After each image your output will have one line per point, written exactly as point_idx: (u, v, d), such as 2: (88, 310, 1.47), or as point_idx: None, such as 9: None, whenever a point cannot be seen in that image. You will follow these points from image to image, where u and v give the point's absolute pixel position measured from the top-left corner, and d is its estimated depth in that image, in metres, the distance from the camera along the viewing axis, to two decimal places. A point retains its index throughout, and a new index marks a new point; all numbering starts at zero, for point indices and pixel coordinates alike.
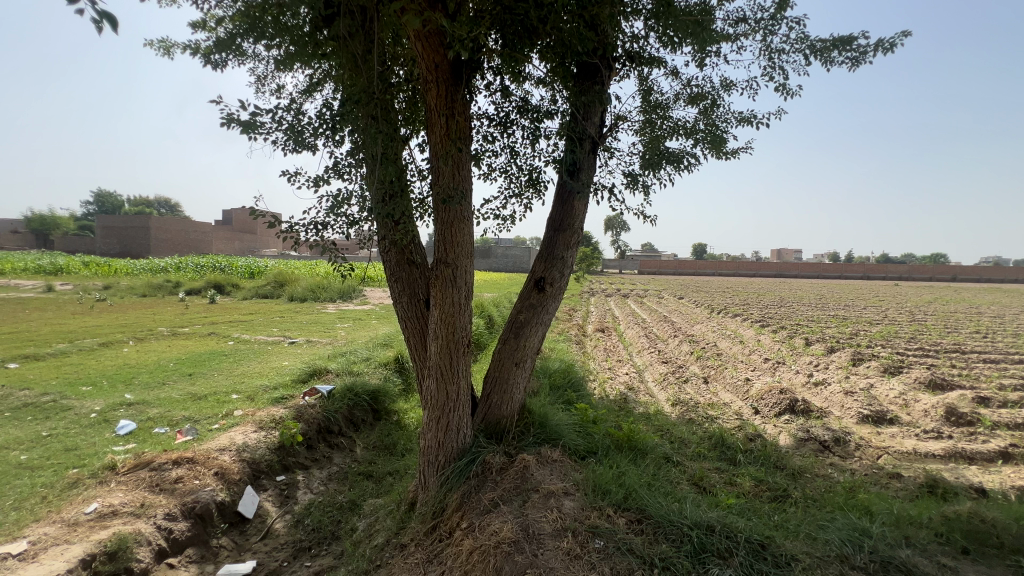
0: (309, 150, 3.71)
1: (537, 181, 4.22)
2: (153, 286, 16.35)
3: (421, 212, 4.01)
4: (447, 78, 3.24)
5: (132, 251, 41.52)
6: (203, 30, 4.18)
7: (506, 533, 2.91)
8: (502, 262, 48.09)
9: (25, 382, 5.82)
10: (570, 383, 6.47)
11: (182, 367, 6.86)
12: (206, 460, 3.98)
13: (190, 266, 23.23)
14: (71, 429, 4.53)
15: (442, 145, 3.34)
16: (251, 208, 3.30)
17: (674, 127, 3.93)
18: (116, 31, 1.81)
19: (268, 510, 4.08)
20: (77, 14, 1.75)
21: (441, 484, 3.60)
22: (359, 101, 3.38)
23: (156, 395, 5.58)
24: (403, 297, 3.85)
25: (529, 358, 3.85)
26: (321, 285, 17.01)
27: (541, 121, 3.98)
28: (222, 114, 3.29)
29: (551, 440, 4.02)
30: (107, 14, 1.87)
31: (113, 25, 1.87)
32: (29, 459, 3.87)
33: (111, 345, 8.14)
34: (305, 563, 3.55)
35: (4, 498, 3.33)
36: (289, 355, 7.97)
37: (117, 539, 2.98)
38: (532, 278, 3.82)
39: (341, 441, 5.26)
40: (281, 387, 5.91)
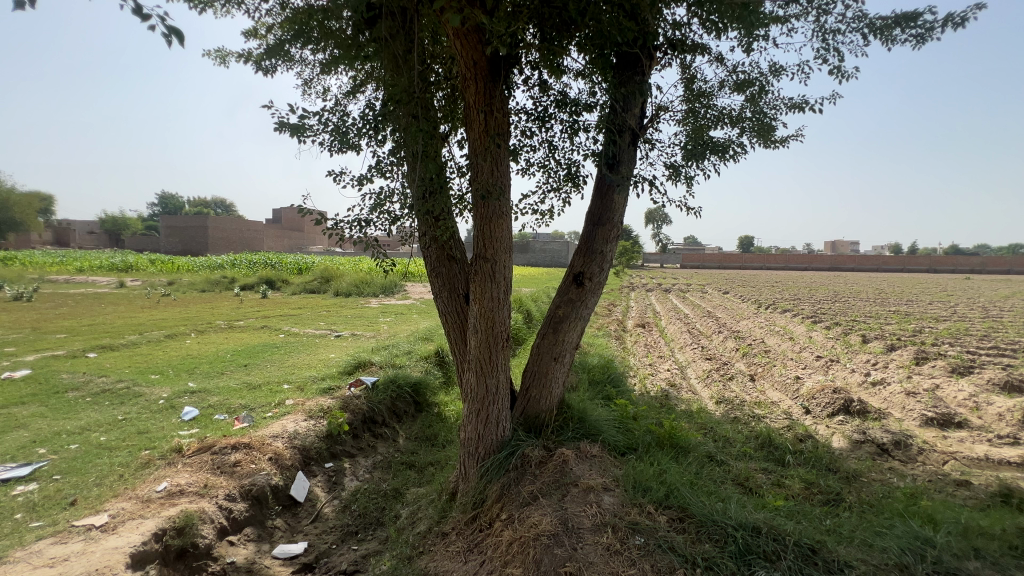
0: (354, 150, 3.84)
1: (576, 175, 4.19)
2: (212, 281, 17.42)
3: (460, 208, 4.06)
4: (486, 75, 3.27)
5: (193, 249, 44.33)
6: (255, 38, 4.42)
7: (545, 526, 2.94)
8: (540, 257, 47.91)
9: (103, 370, 6.37)
10: (610, 378, 6.40)
11: (238, 358, 7.29)
12: (261, 445, 4.22)
13: (245, 263, 24.56)
14: (142, 413, 4.91)
15: (480, 141, 3.37)
16: (300, 207, 3.47)
17: (720, 115, 3.78)
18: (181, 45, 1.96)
19: (318, 495, 4.29)
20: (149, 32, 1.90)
21: (481, 476, 3.65)
22: (401, 101, 3.47)
23: (216, 383, 5.96)
24: (443, 292, 3.93)
25: (568, 353, 3.85)
26: (365, 281, 17.62)
27: (580, 113, 3.94)
28: (274, 119, 3.48)
29: (590, 435, 4.00)
30: (175, 31, 2.02)
31: (180, 40, 2.01)
32: (107, 441, 4.24)
33: (176, 337, 8.76)
34: (352, 547, 3.71)
35: (88, 475, 3.67)
36: (336, 348, 8.30)
37: (184, 516, 3.22)
38: (570, 273, 3.80)
39: (385, 431, 5.45)
40: (328, 378, 6.17)
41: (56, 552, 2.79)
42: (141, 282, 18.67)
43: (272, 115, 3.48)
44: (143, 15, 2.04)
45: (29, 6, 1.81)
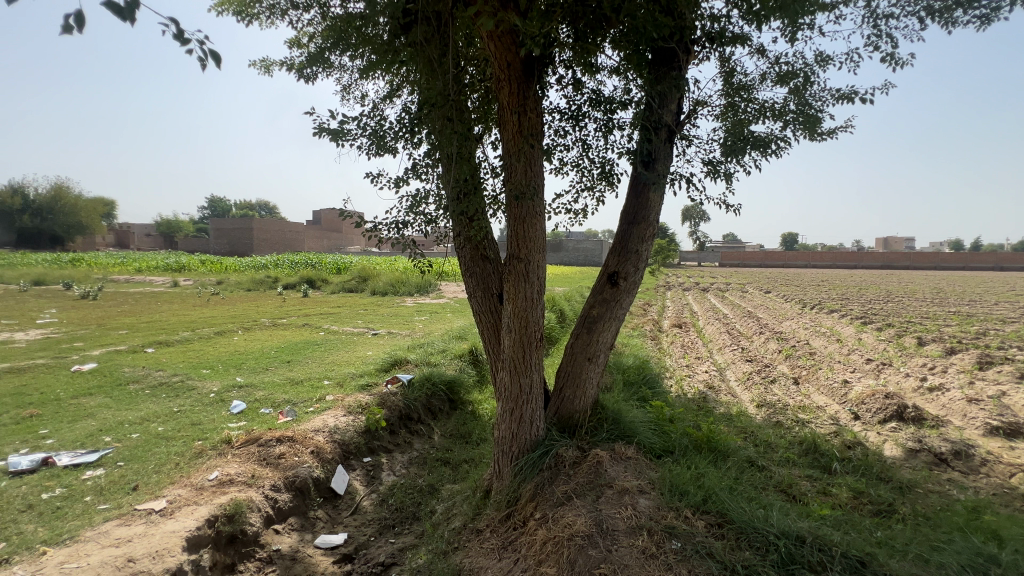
0: (390, 153, 3.95)
1: (610, 173, 4.15)
2: (257, 281, 18.23)
3: (494, 209, 4.10)
4: (519, 76, 3.29)
5: (240, 250, 46.48)
6: (297, 47, 4.61)
7: (579, 527, 2.93)
8: (574, 255, 47.49)
9: (161, 364, 6.79)
10: (645, 379, 6.30)
11: (282, 354, 7.61)
12: (304, 439, 4.39)
13: (288, 263, 25.55)
14: (195, 406, 5.20)
15: (514, 142, 3.39)
16: (340, 210, 3.60)
17: (761, 108, 3.65)
18: (220, 66, 2.16)
19: (357, 488, 4.43)
20: (192, 56, 2.11)
21: (515, 475, 3.67)
22: (436, 104, 3.54)
23: (262, 378, 6.26)
24: (478, 291, 3.97)
25: (602, 353, 3.82)
26: (401, 280, 18.01)
27: (614, 111, 3.90)
28: (315, 124, 3.64)
29: (625, 437, 3.95)
30: (213, 54, 2.23)
31: (218, 64, 2.23)
32: (164, 431, 4.52)
33: (225, 334, 9.22)
34: (389, 539, 3.82)
35: (148, 462, 3.92)
36: (373, 345, 8.53)
37: (234, 504, 3.39)
38: (605, 273, 3.77)
39: (421, 427, 5.57)
40: (366, 375, 6.36)
41: (121, 533, 3.00)
42: (192, 281, 19.74)
43: (313, 121, 3.65)
44: (183, 40, 2.19)
45: (77, 30, 1.85)
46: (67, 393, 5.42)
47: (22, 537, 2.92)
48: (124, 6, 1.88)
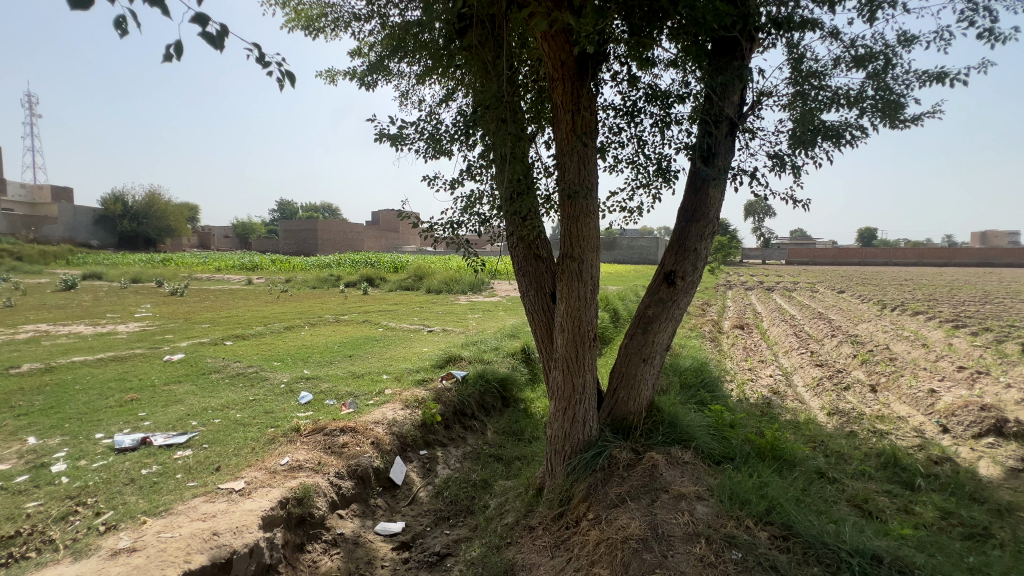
0: (446, 155, 4.06)
1: (667, 169, 4.03)
2: (321, 279, 19.32)
3: (547, 208, 4.10)
4: (573, 74, 3.28)
5: (306, 250, 49.36)
6: (359, 57, 4.85)
7: (634, 530, 2.90)
8: (628, 253, 46.34)
9: (238, 356, 7.39)
10: (704, 382, 6.08)
11: (344, 349, 8.04)
12: (365, 430, 4.62)
13: (349, 262, 26.85)
14: (268, 395, 5.62)
15: (568, 141, 3.39)
16: (399, 211, 3.76)
17: (834, 96, 3.40)
18: (295, 85, 2.38)
19: (414, 479, 4.61)
20: (272, 78, 2.32)
21: (568, 474, 3.67)
22: (490, 106, 3.60)
23: (326, 371, 6.65)
24: (531, 291, 4.00)
25: (658, 354, 3.73)
26: (455, 279, 18.42)
27: (671, 106, 3.79)
28: (376, 131, 3.84)
29: (682, 441, 3.83)
30: (288, 74, 2.44)
31: (293, 82, 2.45)
32: (242, 417, 4.92)
33: (293, 329, 9.85)
34: (444, 531, 3.97)
35: (228, 445, 4.28)
36: (429, 342, 8.80)
37: (303, 488, 3.64)
38: (661, 271, 3.68)
39: (474, 423, 5.69)
40: (422, 370, 6.58)
41: (207, 508, 3.30)
42: (264, 279, 21.22)
43: (375, 127, 3.85)
44: (264, 63, 2.40)
45: (177, 58, 2.07)
46: (161, 380, 6.03)
47: (126, 506, 3.29)
48: (217, 35, 2.07)
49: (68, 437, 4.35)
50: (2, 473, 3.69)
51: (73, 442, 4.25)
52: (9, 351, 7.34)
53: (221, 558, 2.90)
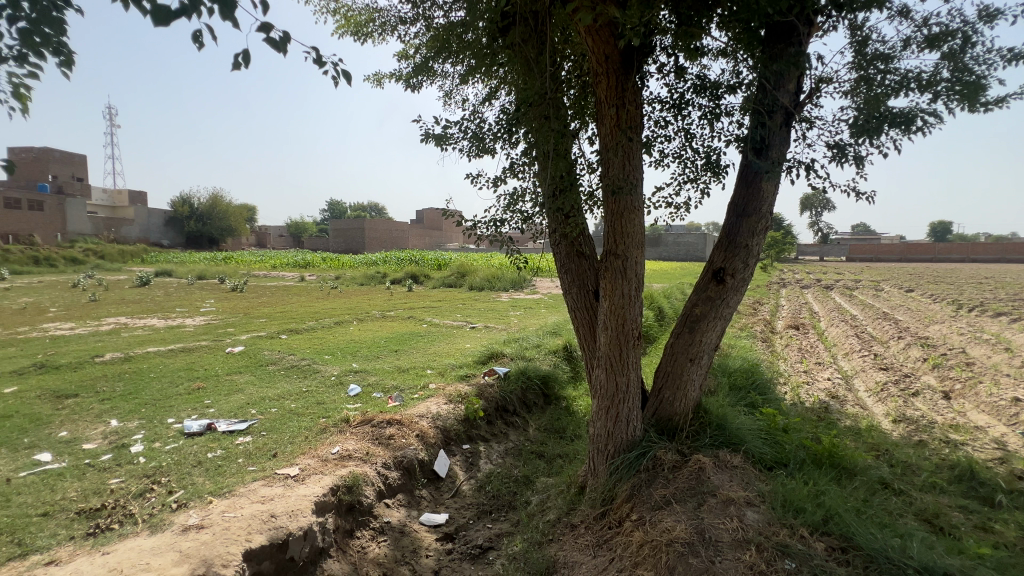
0: (489, 154, 4.09)
1: (716, 163, 3.89)
2: (369, 276, 20.00)
3: (590, 205, 4.06)
4: (618, 68, 3.23)
5: (355, 248, 51.19)
6: (405, 60, 4.97)
7: (679, 533, 2.84)
8: (674, 250, 44.98)
9: (292, 349, 7.78)
10: (755, 384, 5.84)
11: (390, 344, 8.30)
12: (410, 423, 4.75)
13: (395, 259, 27.61)
14: (320, 387, 5.90)
15: (612, 136, 3.34)
16: (444, 209, 3.83)
17: (903, 80, 3.16)
18: (352, 83, 2.48)
19: (457, 473, 4.70)
20: (332, 78, 2.43)
21: (610, 474, 3.63)
22: (533, 103, 3.59)
23: (373, 365, 6.89)
24: (573, 288, 3.97)
25: (706, 354, 3.61)
26: (497, 276, 18.55)
27: (721, 97, 3.65)
28: (422, 132, 3.93)
29: (731, 444, 3.70)
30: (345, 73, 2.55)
31: (349, 81, 2.55)
32: (296, 407, 5.18)
33: (343, 324, 10.26)
34: (487, 524, 4.07)
35: (284, 433, 4.52)
36: (471, 338, 8.93)
37: (352, 477, 3.79)
38: (709, 269, 3.56)
39: (516, 420, 5.74)
40: (465, 366, 6.70)
41: (265, 492, 3.50)
42: (316, 277, 22.19)
43: (420, 128, 3.94)
44: (321, 64, 2.51)
45: (245, 67, 2.20)
46: (223, 371, 6.46)
47: (195, 486, 3.55)
48: (280, 40, 2.18)
49: (145, 421, 4.74)
50: (90, 452, 4.07)
51: (149, 425, 4.63)
52: (95, 341, 8.08)
53: (279, 539, 3.08)
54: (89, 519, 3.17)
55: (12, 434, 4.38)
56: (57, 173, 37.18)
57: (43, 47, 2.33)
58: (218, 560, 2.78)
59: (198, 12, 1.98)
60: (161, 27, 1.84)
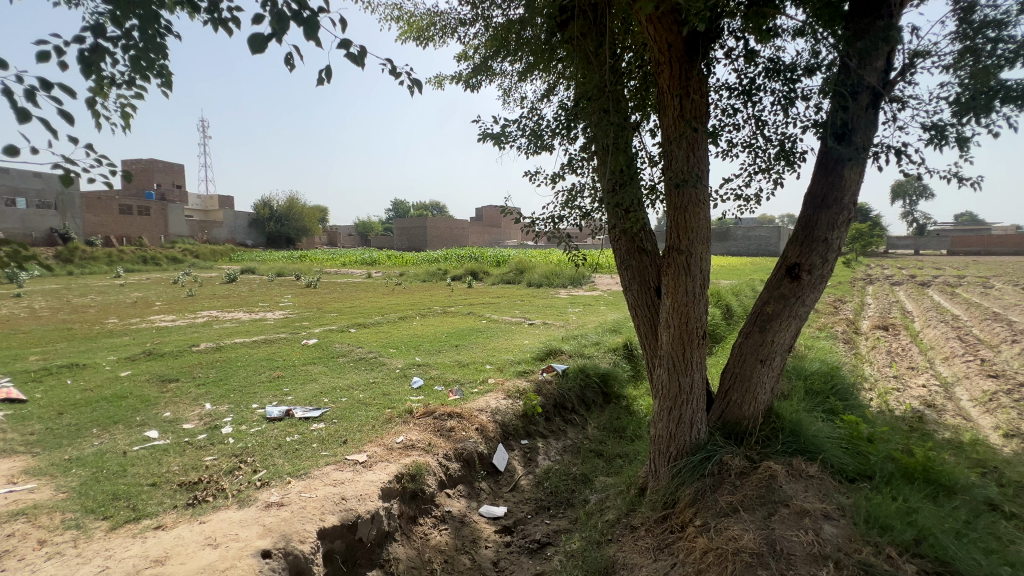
0: (547, 150, 4.08)
1: (791, 151, 3.63)
2: (431, 272, 20.65)
3: (652, 199, 3.94)
4: (681, 56, 3.10)
5: (417, 246, 53.00)
6: (465, 60, 5.07)
7: (747, 542, 2.71)
8: (743, 244, 42.50)
9: (361, 342, 8.23)
10: (835, 389, 5.40)
11: (451, 339, 8.54)
12: (470, 416, 4.86)
13: (456, 257, 28.28)
14: (386, 378, 6.20)
15: (675, 127, 3.21)
16: (502, 207, 3.88)
17: (1020, 48, 2.78)
18: (423, 90, 2.55)
19: (516, 467, 4.76)
20: (405, 88, 2.53)
21: (672, 477, 3.52)
22: (592, 97, 3.54)
23: (435, 359, 7.13)
24: (634, 285, 3.88)
25: (778, 356, 3.40)
26: (555, 272, 18.49)
27: (797, 80, 3.39)
28: (481, 131, 4.00)
29: (807, 452, 3.46)
30: (416, 81, 2.63)
31: (420, 88, 2.62)
32: (364, 397, 5.48)
33: (406, 319, 10.69)
34: (545, 520, 4.11)
35: (353, 421, 4.80)
36: (530, 335, 8.98)
37: (415, 466, 3.94)
38: (783, 264, 3.34)
39: (575, 417, 5.70)
40: (523, 361, 6.75)
41: (337, 475, 3.74)
42: (382, 273, 23.24)
43: (479, 128, 4.01)
44: (395, 74, 2.61)
45: (327, 82, 2.35)
46: (300, 362, 6.96)
47: (276, 467, 3.86)
48: (358, 55, 2.29)
49: (233, 405, 5.22)
50: (188, 431, 4.55)
51: (237, 409, 5.09)
52: (192, 331, 9.00)
53: (349, 520, 3.28)
54: (188, 490, 3.55)
55: (127, 412, 4.98)
56: (161, 182, 41.57)
57: (149, 70, 2.61)
58: (296, 536, 3.01)
59: (286, 34, 2.13)
60: (258, 53, 2.01)
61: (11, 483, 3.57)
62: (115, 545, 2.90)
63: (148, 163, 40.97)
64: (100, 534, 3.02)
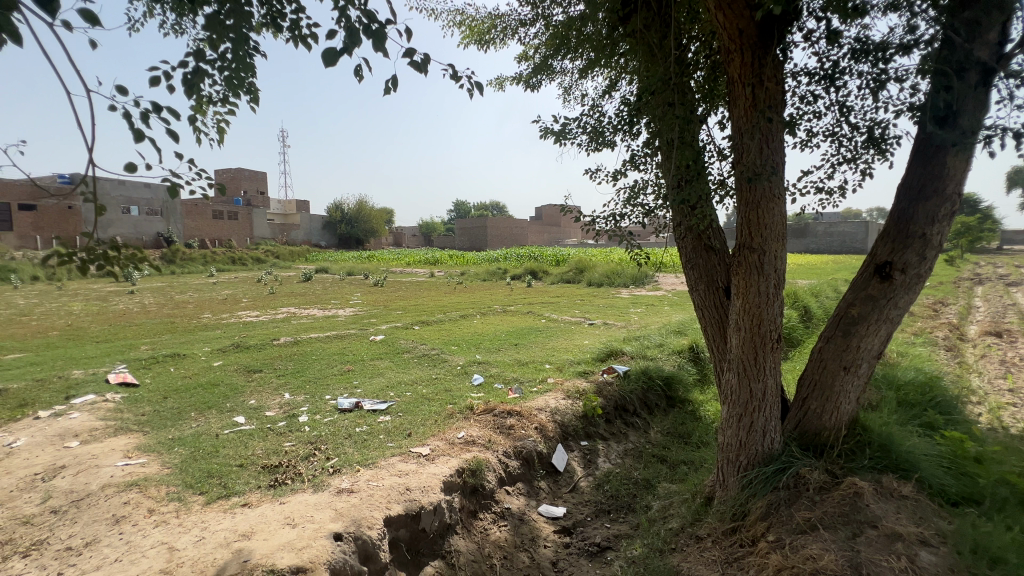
0: (608, 147, 4.01)
1: (882, 137, 3.30)
2: (491, 272, 20.95)
3: (721, 194, 3.74)
4: (754, 43, 2.92)
5: (478, 246, 53.98)
6: (525, 61, 5.09)
7: (827, 563, 2.51)
8: (823, 241, 39.31)
9: (424, 339, 8.52)
10: (935, 401, 4.85)
11: (511, 338, 8.62)
12: (529, 415, 4.87)
13: (515, 256, 28.50)
14: (448, 375, 6.38)
15: (747, 118, 3.03)
16: (562, 205, 3.86)
17: None
18: (482, 93, 2.60)
19: (575, 469, 4.72)
20: (465, 92, 2.59)
21: (742, 487, 3.33)
22: (655, 91, 3.42)
23: (495, 357, 7.24)
24: (700, 284, 3.71)
25: (864, 363, 3.11)
26: (617, 271, 18.10)
27: (889, 59, 3.08)
28: (541, 129, 4.00)
29: (900, 471, 3.14)
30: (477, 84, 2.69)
31: (480, 91, 2.68)
32: (427, 393, 5.66)
33: (467, 317, 10.93)
34: (605, 524, 4.04)
35: (417, 415, 4.98)
36: (589, 335, 8.87)
37: (476, 462, 4.02)
38: (872, 263, 3.06)
39: (637, 421, 5.54)
40: (583, 362, 6.67)
41: (402, 467, 3.90)
42: (443, 273, 23.91)
43: (540, 126, 4.01)
44: (457, 79, 2.68)
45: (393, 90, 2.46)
46: (368, 357, 7.33)
47: (346, 456, 4.09)
48: (422, 62, 2.37)
49: (309, 396, 5.60)
50: (270, 418, 4.93)
51: (312, 400, 5.45)
52: (273, 326, 9.76)
53: (413, 511, 3.41)
54: (270, 472, 3.85)
55: (220, 399, 5.50)
56: (248, 189, 45.45)
57: (240, 89, 2.89)
58: (365, 522, 3.17)
59: (357, 48, 2.25)
60: (331, 67, 2.14)
61: (127, 457, 4.06)
62: (209, 518, 3.21)
63: (236, 172, 44.80)
64: (197, 507, 3.35)
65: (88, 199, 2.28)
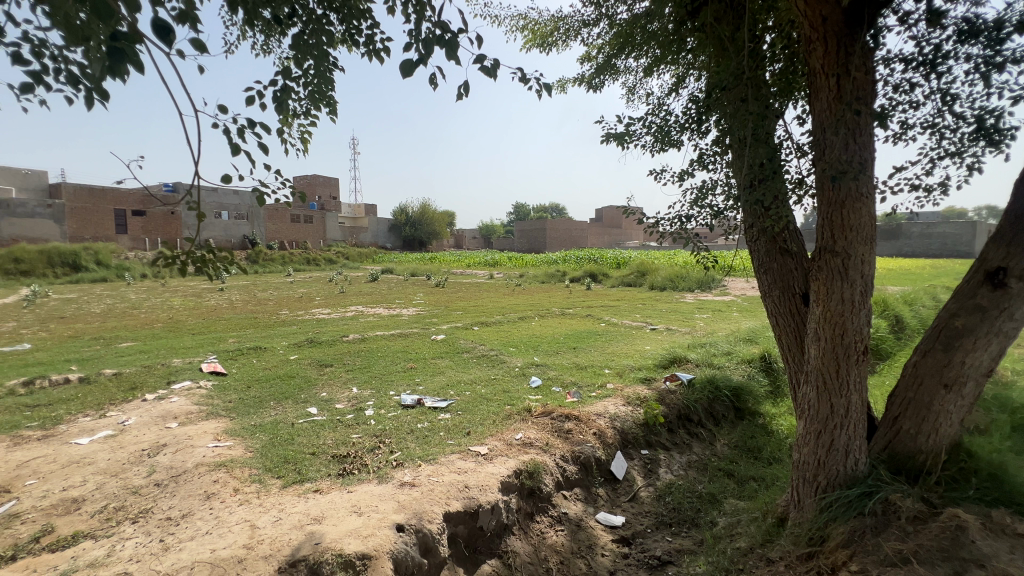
0: (674, 147, 3.87)
1: (994, 127, 2.93)
2: (550, 274, 20.91)
3: (799, 194, 3.49)
4: (840, 30, 2.70)
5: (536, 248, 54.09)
6: (589, 61, 5.03)
7: None
8: (918, 243, 35.52)
9: (483, 340, 8.67)
10: None
11: (569, 341, 8.55)
12: (588, 420, 4.80)
13: (575, 258, 28.26)
14: (505, 376, 6.44)
15: (830, 112, 2.81)
16: (624, 208, 3.77)
17: None
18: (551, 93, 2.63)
19: (635, 477, 4.58)
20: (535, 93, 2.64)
21: (821, 510, 3.07)
22: (726, 87, 3.26)
23: (553, 360, 7.21)
24: (775, 290, 3.49)
25: (971, 381, 2.77)
26: (681, 275, 17.43)
27: (1004, 39, 2.74)
28: (603, 132, 3.93)
29: (1014, 506, 2.76)
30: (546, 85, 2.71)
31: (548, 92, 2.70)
32: (486, 393, 5.74)
33: (526, 319, 10.97)
34: (666, 537, 3.90)
35: (476, 415, 5.06)
36: (651, 341, 8.60)
37: (533, 464, 4.02)
38: (981, 269, 2.73)
39: (701, 432, 5.29)
40: (644, 368, 6.48)
41: (461, 464, 3.98)
42: (502, 275, 24.20)
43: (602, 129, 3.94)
44: (525, 81, 2.70)
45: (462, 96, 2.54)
46: (430, 355, 7.56)
47: (408, 450, 4.24)
48: (491, 67, 2.42)
49: (375, 391, 5.87)
50: (340, 410, 5.23)
51: (377, 395, 5.71)
52: (343, 324, 10.36)
53: (471, 508, 3.47)
54: (339, 461, 4.08)
55: (295, 390, 5.90)
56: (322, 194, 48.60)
57: (321, 101, 3.10)
58: (426, 515, 3.28)
59: (431, 57, 2.35)
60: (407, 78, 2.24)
61: (217, 439, 4.47)
62: (286, 501, 3.46)
63: (312, 178, 48.04)
64: (275, 490, 3.62)
65: (191, 207, 2.53)
